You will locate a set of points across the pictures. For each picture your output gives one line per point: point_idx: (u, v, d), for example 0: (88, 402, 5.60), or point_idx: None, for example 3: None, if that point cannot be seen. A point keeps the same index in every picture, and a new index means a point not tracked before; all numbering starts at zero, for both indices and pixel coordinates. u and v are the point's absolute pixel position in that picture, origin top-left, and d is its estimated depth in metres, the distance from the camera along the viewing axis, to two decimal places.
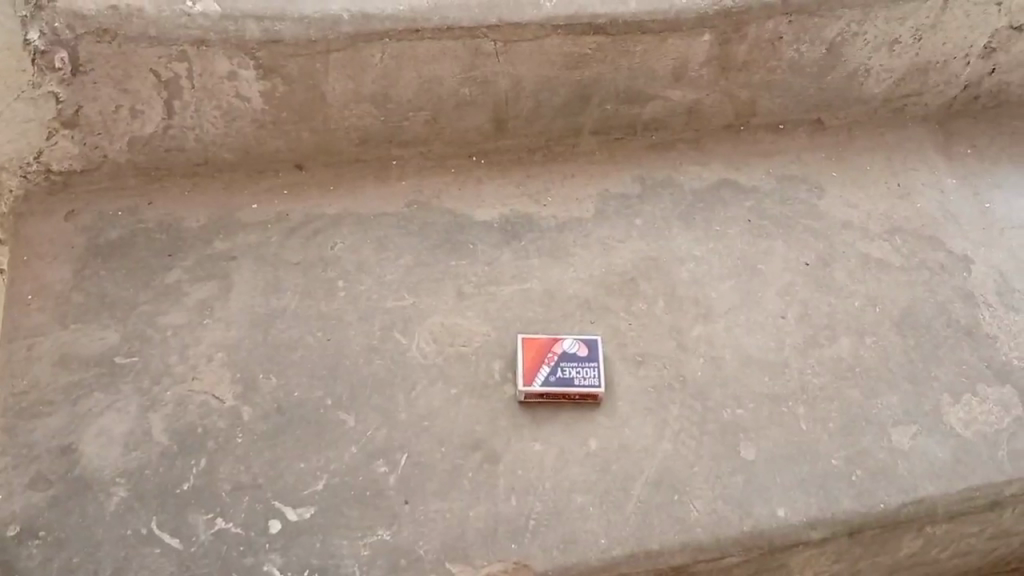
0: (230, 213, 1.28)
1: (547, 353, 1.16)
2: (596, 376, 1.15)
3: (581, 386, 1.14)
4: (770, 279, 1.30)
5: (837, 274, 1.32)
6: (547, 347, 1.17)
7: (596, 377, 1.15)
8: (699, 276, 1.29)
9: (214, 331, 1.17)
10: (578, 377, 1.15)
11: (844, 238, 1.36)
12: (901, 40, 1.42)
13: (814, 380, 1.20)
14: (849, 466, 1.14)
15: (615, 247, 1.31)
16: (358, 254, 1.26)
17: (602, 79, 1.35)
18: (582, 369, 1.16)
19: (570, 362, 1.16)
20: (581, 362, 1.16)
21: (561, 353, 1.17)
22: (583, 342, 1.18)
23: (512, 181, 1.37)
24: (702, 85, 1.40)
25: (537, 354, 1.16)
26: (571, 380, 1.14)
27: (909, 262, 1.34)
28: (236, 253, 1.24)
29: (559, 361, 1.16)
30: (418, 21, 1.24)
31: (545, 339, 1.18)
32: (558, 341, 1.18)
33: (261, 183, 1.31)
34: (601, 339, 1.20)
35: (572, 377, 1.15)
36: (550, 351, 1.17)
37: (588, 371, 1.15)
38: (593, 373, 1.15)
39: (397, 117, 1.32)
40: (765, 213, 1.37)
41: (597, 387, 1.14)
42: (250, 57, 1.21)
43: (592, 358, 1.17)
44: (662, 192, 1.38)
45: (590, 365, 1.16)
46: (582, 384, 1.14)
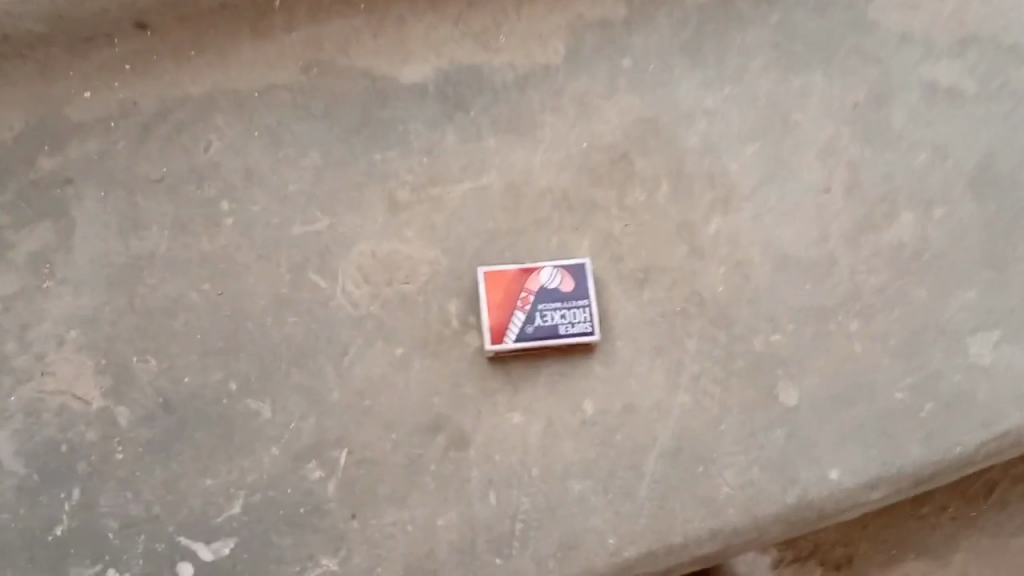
0: (53, 111, 0.91)
1: (518, 292, 0.87)
2: (587, 319, 0.87)
3: (567, 336, 0.86)
4: (807, 135, 0.97)
5: (893, 117, 0.98)
6: (518, 284, 0.87)
7: (588, 321, 0.86)
8: (712, 139, 0.96)
9: (61, 299, 0.86)
10: (562, 324, 0.86)
11: (904, 58, 1.00)
12: None
13: (869, 281, 0.92)
14: (917, 399, 0.88)
15: (598, 108, 0.96)
16: (243, 157, 0.91)
17: None
18: (567, 311, 0.87)
19: (551, 303, 0.87)
20: (566, 301, 0.87)
21: (537, 291, 0.87)
22: (566, 271, 0.88)
23: (450, 18, 0.98)
24: None
25: (505, 296, 0.87)
26: (556, 330, 0.86)
27: (987, 89, 1.00)
28: (72, 175, 0.89)
29: (537, 303, 0.87)
30: None
31: (514, 272, 0.88)
32: (532, 270, 0.88)
33: (90, 59, 0.93)
34: (591, 263, 0.89)
35: (555, 324, 0.86)
36: (522, 289, 0.87)
37: (576, 313, 0.87)
38: (583, 315, 0.87)
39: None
40: (796, 31, 1.00)
41: (591, 335, 0.86)
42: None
43: (580, 294, 0.87)
44: (657, 15, 1.00)
45: (579, 304, 0.87)
46: (568, 334, 0.86)
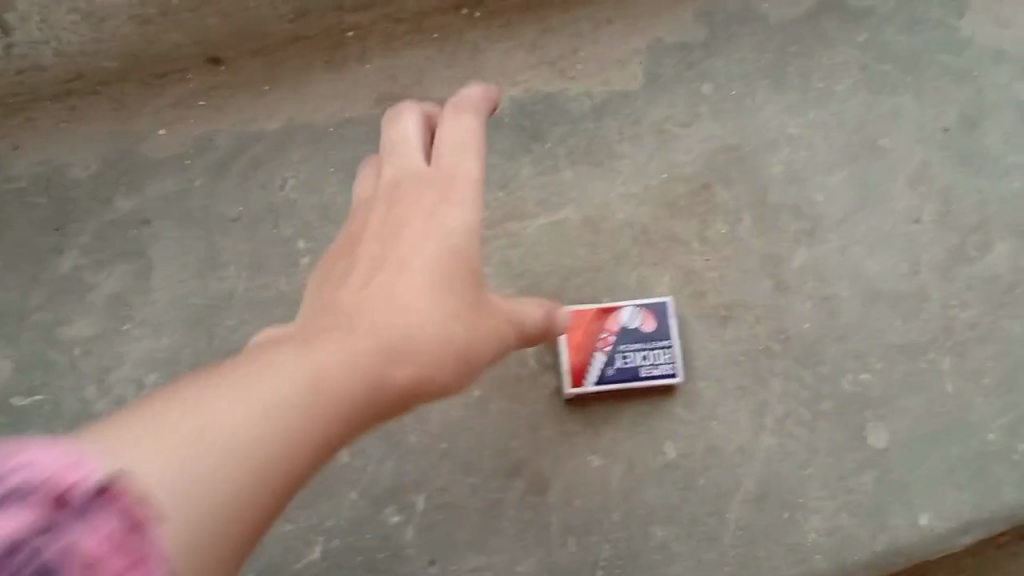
0: (129, 149, 0.91)
1: (598, 333, 0.85)
2: (668, 360, 0.85)
3: (648, 378, 0.84)
4: (897, 161, 0.93)
5: (987, 141, 0.94)
6: (598, 324, 0.85)
7: (670, 362, 0.85)
8: (797, 168, 0.92)
9: (141, 340, 0.86)
10: (643, 365, 0.85)
11: (997, 78, 0.95)
12: None
13: (962, 316, 0.88)
14: (1012, 440, 0.85)
15: (677, 137, 0.93)
16: (318, 193, 0.90)
17: None
18: (649, 353, 0.85)
19: (633, 344, 0.85)
20: (648, 342, 0.85)
21: (618, 331, 0.85)
22: (648, 310, 0.86)
23: (524, 45, 0.95)
24: None
25: (585, 337, 0.85)
26: (637, 372, 0.85)
27: None
28: (150, 215, 0.89)
29: (618, 344, 0.85)
30: None
31: (594, 311, 0.86)
32: (612, 309, 0.86)
33: (165, 95, 0.93)
34: (673, 300, 0.87)
35: (635, 365, 0.85)
36: (602, 329, 0.85)
37: (658, 355, 0.85)
38: (664, 356, 0.85)
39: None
40: (885, 50, 0.96)
41: (674, 376, 0.85)
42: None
43: (662, 334, 0.85)
44: (736, 37, 0.96)
45: (660, 345, 0.85)
46: (650, 376, 0.84)
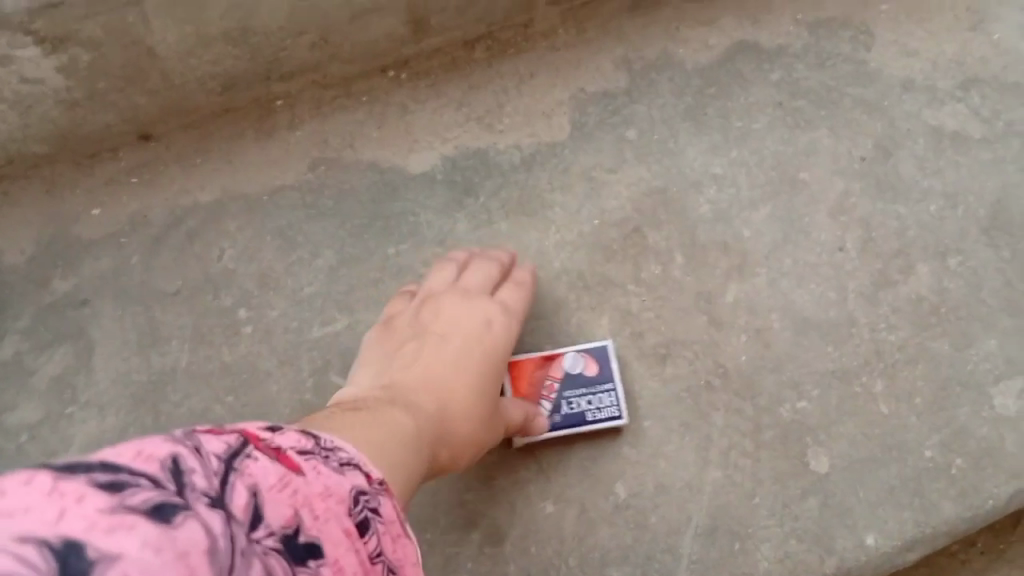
0: (65, 229, 0.92)
1: (542, 381, 0.88)
2: (613, 403, 0.87)
3: (594, 422, 0.86)
4: (818, 193, 0.96)
5: (903, 168, 0.98)
6: (541, 372, 0.88)
7: (614, 404, 0.87)
8: (723, 206, 0.96)
9: (86, 421, 0.86)
10: (588, 409, 0.86)
11: (907, 107, 1.00)
12: None
13: (890, 339, 0.92)
14: (947, 456, 0.88)
15: (606, 182, 0.96)
16: (257, 261, 0.91)
17: None
18: (593, 397, 0.87)
19: (577, 389, 0.87)
20: (591, 387, 0.87)
21: (562, 377, 0.88)
22: (589, 355, 0.89)
23: (451, 101, 0.98)
24: None
25: (530, 386, 0.88)
26: (583, 416, 0.86)
27: (993, 130, 0.99)
28: (88, 294, 0.90)
29: (563, 390, 0.87)
30: None
31: (535, 360, 0.88)
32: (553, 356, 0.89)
33: (98, 173, 0.94)
34: (612, 345, 0.89)
35: (580, 410, 0.86)
36: (545, 377, 0.88)
37: (602, 398, 0.87)
38: (609, 400, 0.87)
39: (258, 45, 0.89)
40: (798, 87, 1.00)
41: (619, 418, 0.86)
42: (24, 33, 0.80)
43: (605, 377, 0.88)
44: (656, 82, 0.99)
45: (604, 389, 0.87)
46: (596, 419, 0.86)
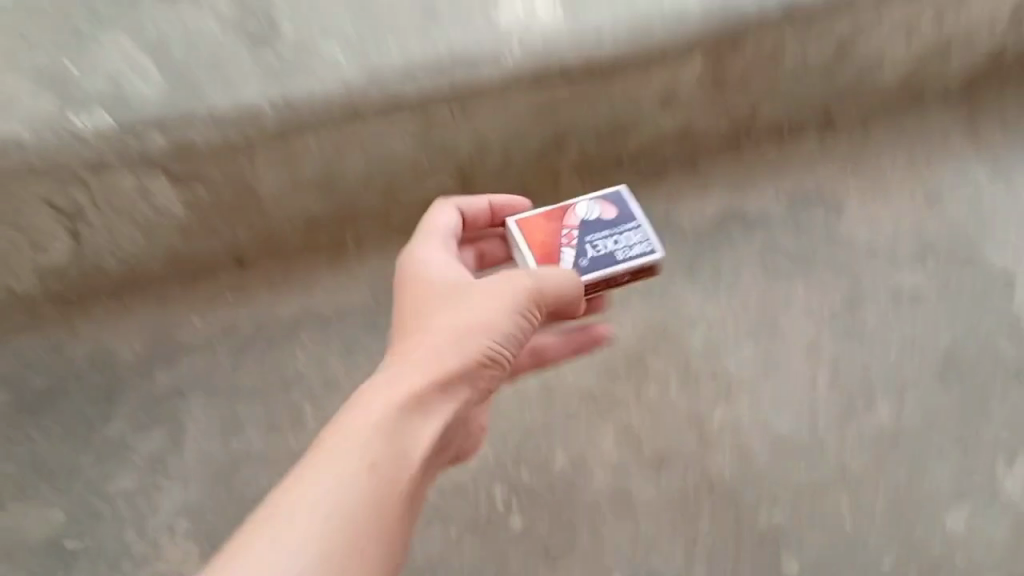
0: (169, 334, 1.12)
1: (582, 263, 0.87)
2: (641, 241, 0.89)
3: (637, 258, 0.87)
4: (793, 335, 1.15)
5: (868, 319, 1.16)
6: (556, 223, 0.91)
7: (642, 240, 0.89)
8: (714, 340, 1.15)
9: (173, 493, 1.02)
10: (628, 253, 0.87)
11: (874, 269, 1.20)
12: (919, 28, 1.24)
13: (852, 462, 1.06)
14: (901, 565, 1.00)
15: (616, 318, 1.17)
16: (323, 367, 1.09)
17: (580, 120, 1.18)
18: (617, 236, 0.89)
19: (599, 231, 0.90)
20: (613, 228, 0.90)
21: (579, 224, 0.90)
22: (603, 203, 0.92)
23: None
24: (695, 106, 1.23)
25: (549, 237, 0.90)
26: (613, 255, 0.87)
27: (946, 291, 1.18)
28: (185, 388, 1.09)
29: (584, 233, 0.90)
30: (360, 106, 1.04)
31: (549, 212, 0.92)
32: (568, 207, 0.92)
33: (201, 291, 1.15)
34: (627, 190, 0.94)
35: (616, 257, 0.87)
36: (562, 224, 0.91)
37: (628, 237, 0.89)
38: (635, 239, 0.89)
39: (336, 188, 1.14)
40: (778, 249, 1.22)
41: (652, 254, 0.87)
42: (160, 171, 1.03)
43: (625, 219, 0.91)
44: (661, 239, 1.22)
45: (626, 227, 0.90)
46: (627, 256, 0.87)
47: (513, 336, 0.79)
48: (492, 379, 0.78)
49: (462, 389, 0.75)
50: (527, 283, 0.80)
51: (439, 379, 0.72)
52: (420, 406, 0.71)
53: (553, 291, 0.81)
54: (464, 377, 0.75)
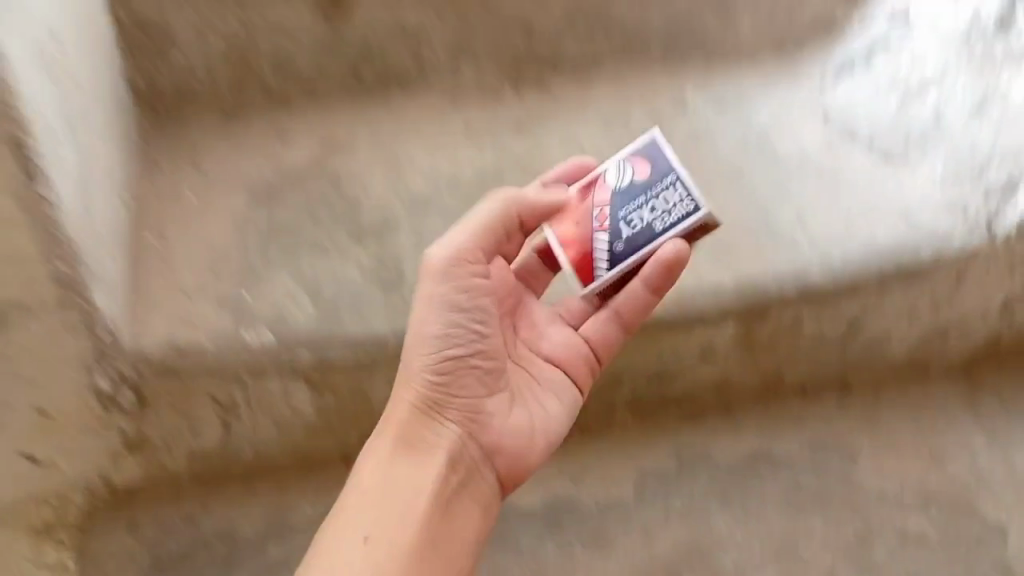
0: (285, 516, 1.35)
1: (631, 248, 1.02)
2: (679, 200, 1.02)
3: (679, 224, 1.01)
4: (809, 565, 1.35)
5: (877, 557, 1.36)
6: (585, 208, 1.06)
7: (677, 195, 1.02)
8: (742, 564, 1.35)
9: None
10: (671, 220, 1.01)
11: (884, 514, 1.40)
12: (920, 312, 1.49)
13: None
14: None
15: (656, 534, 1.38)
16: None
17: (634, 364, 1.43)
18: (657, 198, 1.02)
19: (632, 202, 1.03)
20: (648, 189, 1.03)
21: (611, 196, 1.05)
22: (637, 160, 1.05)
23: (554, 467, 1.45)
24: (730, 363, 1.47)
25: (581, 235, 1.05)
26: (651, 225, 1.02)
27: (945, 536, 1.38)
28: (291, 562, 1.31)
29: (615, 210, 1.04)
30: None
31: (579, 189, 1.08)
32: (600, 175, 1.07)
33: (314, 480, 1.39)
34: (659, 136, 1.06)
35: (654, 227, 1.02)
36: (592, 203, 1.06)
37: (664, 194, 1.02)
38: (674, 197, 1.02)
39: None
40: (801, 488, 1.42)
41: (696, 213, 1.01)
42: (302, 379, 1.31)
43: (657, 176, 1.03)
44: (698, 472, 1.44)
45: (661, 186, 1.03)
46: (665, 224, 1.01)
47: (454, 308, 1.02)
48: (468, 374, 1.03)
49: (449, 409, 1.02)
50: (430, 258, 1.03)
51: (411, 421, 1.02)
52: (410, 452, 1.00)
53: (459, 249, 1.03)
54: (435, 402, 1.02)
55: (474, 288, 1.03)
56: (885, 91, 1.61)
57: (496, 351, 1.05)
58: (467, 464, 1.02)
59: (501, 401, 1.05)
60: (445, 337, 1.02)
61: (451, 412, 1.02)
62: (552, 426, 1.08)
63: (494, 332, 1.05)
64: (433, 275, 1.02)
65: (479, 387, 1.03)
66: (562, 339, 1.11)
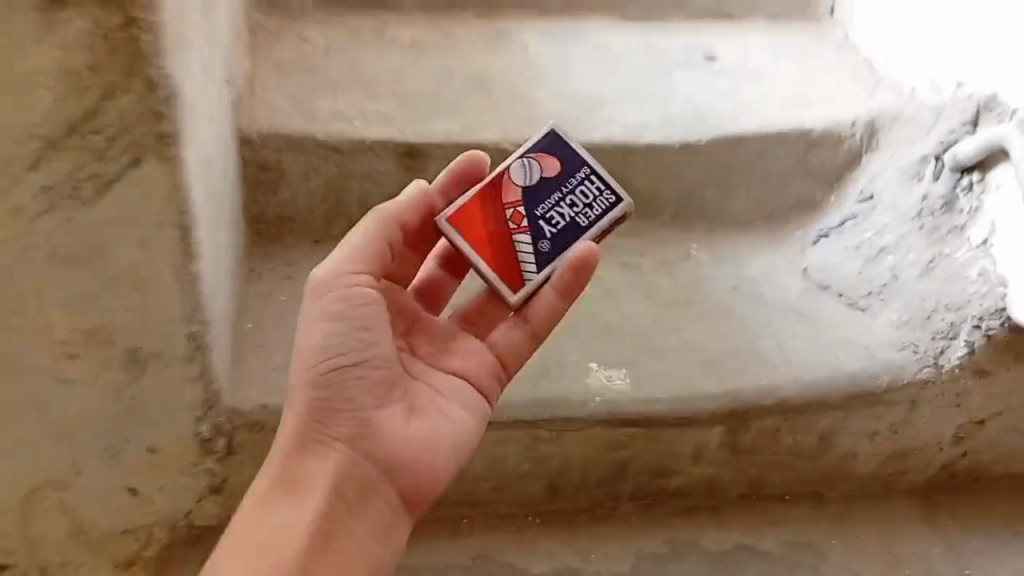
0: None
1: (562, 249, 1.28)
2: (591, 193, 1.29)
3: (602, 216, 1.28)
4: None
5: None
6: (496, 207, 1.28)
7: (586, 189, 1.29)
8: None
9: None
10: (590, 214, 1.28)
11: None
12: (881, 432, 1.80)
13: None
14: None
15: None
16: None
17: (635, 458, 1.76)
18: (569, 195, 1.29)
19: (544, 199, 1.28)
20: (558, 187, 1.29)
21: (521, 197, 1.28)
22: (537, 158, 1.29)
23: (563, 541, 1.78)
24: (717, 464, 1.79)
25: (500, 231, 1.28)
26: (574, 220, 1.28)
27: None
28: None
29: (529, 208, 1.28)
30: (506, 428, 1.65)
31: (482, 191, 1.29)
32: (503, 174, 1.29)
33: None
34: (554, 133, 1.31)
35: (578, 222, 1.28)
36: (505, 205, 1.28)
37: (574, 189, 1.29)
38: (584, 191, 1.29)
39: (471, 485, 1.75)
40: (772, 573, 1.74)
41: (613, 206, 1.28)
42: None
43: (563, 175, 1.29)
44: (687, 554, 1.77)
45: (567, 182, 1.29)
46: (587, 219, 1.28)
47: (338, 322, 1.23)
48: (356, 381, 1.23)
49: (339, 414, 1.22)
50: (316, 275, 1.25)
51: (306, 434, 1.22)
52: (307, 458, 1.22)
53: (339, 267, 1.25)
54: (324, 411, 1.22)
55: (356, 306, 1.23)
56: (853, 253, 1.92)
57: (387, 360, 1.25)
58: (357, 468, 1.22)
59: (396, 409, 1.26)
60: (330, 348, 1.22)
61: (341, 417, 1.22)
62: (454, 429, 1.29)
63: (382, 352, 1.25)
64: (319, 293, 1.24)
65: (370, 398, 1.23)
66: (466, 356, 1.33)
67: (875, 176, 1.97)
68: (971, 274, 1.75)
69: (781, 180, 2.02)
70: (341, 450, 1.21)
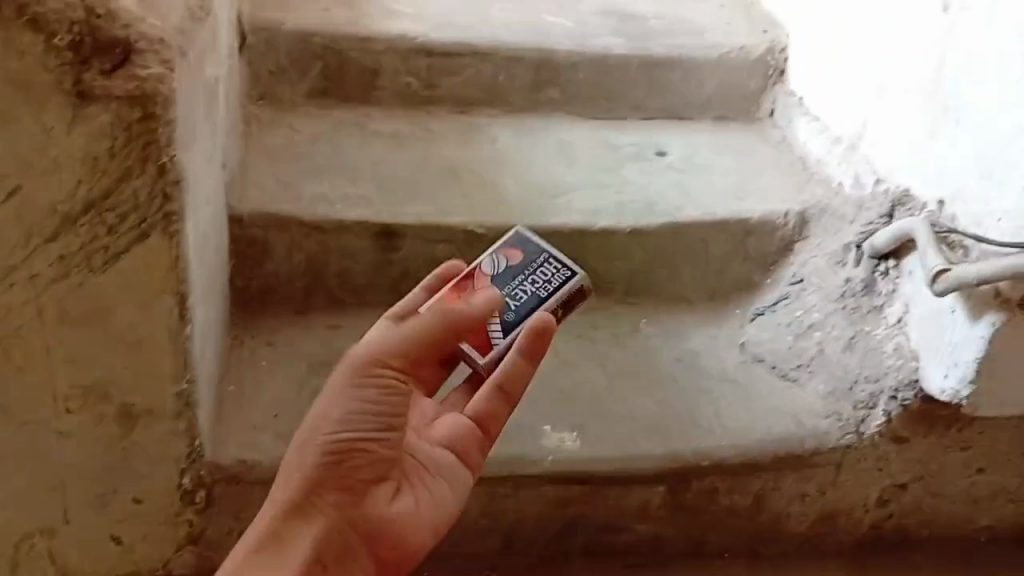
0: None
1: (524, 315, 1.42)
2: (550, 274, 1.48)
3: (562, 289, 1.47)
4: None
5: None
6: (467, 289, 1.43)
7: (547, 271, 1.48)
8: None
9: None
10: (549, 287, 1.46)
11: None
12: (810, 493, 1.99)
13: None
14: None
15: None
16: None
17: (585, 514, 1.93)
18: (533, 275, 1.47)
19: (512, 278, 1.46)
20: (523, 269, 1.48)
21: (490, 279, 1.46)
22: (507, 251, 1.50)
23: None
24: (661, 521, 1.96)
25: None
26: (536, 292, 1.45)
27: None
28: None
29: (496, 287, 1.45)
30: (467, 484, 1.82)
31: (455, 279, 1.44)
32: (476, 266, 1.48)
33: None
34: (520, 234, 1.53)
35: (539, 294, 1.45)
36: (475, 286, 1.44)
37: (537, 271, 1.48)
38: (545, 272, 1.48)
39: None
40: None
41: (567, 282, 1.47)
42: None
43: (528, 262, 1.49)
44: None
45: (531, 266, 1.48)
46: (548, 291, 1.46)
47: (365, 400, 1.25)
48: (362, 455, 1.22)
49: (340, 485, 1.21)
50: (354, 357, 1.27)
51: (300, 498, 1.19)
52: (295, 521, 1.18)
53: (375, 353, 1.28)
54: (327, 482, 1.20)
55: (391, 391, 1.27)
56: (785, 330, 2.11)
57: (394, 438, 1.26)
58: (339, 536, 1.19)
59: (387, 485, 1.26)
60: (349, 423, 1.23)
61: (340, 487, 1.20)
62: (440, 506, 1.28)
63: (392, 430, 1.26)
64: (353, 372, 1.26)
65: (370, 472, 1.23)
66: (447, 430, 1.32)
67: (805, 262, 2.17)
68: (888, 348, 1.97)
69: (722, 263, 2.22)
70: (330, 521, 1.19)
